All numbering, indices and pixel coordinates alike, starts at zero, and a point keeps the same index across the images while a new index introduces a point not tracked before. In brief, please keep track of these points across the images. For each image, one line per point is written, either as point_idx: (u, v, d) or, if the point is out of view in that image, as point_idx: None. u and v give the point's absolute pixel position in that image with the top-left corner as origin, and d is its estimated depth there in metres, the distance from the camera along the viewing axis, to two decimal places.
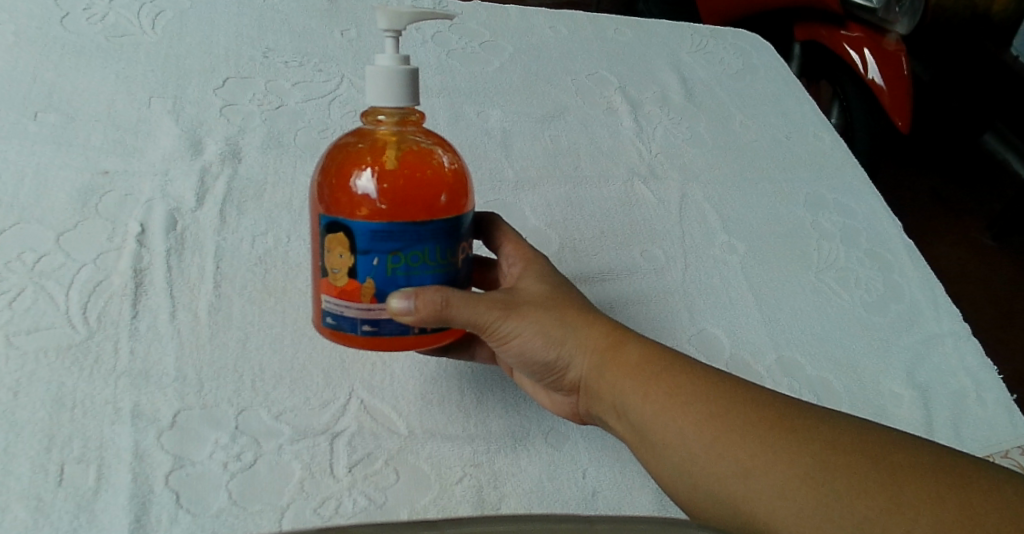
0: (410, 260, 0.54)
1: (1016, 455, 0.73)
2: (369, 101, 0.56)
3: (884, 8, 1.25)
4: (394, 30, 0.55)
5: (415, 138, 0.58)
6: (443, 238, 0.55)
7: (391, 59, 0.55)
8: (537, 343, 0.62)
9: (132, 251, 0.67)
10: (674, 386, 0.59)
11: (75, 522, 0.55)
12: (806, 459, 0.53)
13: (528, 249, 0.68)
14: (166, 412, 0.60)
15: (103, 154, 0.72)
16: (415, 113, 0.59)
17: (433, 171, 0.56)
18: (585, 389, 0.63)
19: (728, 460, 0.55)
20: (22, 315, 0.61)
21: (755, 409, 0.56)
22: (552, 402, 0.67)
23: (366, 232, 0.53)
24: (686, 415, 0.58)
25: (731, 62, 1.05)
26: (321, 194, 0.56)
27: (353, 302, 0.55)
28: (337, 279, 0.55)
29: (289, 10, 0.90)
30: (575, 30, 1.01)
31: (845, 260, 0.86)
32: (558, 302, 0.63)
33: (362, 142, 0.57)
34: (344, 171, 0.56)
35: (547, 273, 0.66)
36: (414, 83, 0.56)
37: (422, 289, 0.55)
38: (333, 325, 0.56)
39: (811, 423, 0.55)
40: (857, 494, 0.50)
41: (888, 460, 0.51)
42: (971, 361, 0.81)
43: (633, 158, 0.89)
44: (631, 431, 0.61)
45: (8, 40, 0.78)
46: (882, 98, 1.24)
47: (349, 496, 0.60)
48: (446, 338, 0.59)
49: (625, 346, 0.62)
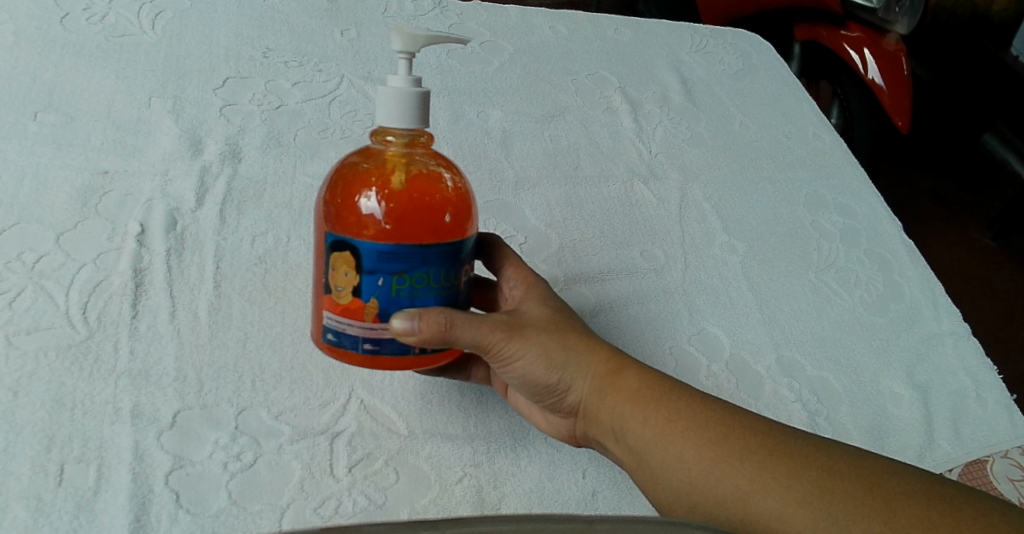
0: (415, 281, 0.54)
1: (1016, 454, 0.73)
2: (379, 122, 0.56)
3: (884, 8, 1.25)
4: (407, 52, 0.54)
5: (423, 160, 0.58)
6: (448, 261, 0.55)
7: (402, 80, 0.55)
8: (539, 366, 0.62)
9: (132, 251, 0.67)
10: (673, 411, 0.60)
11: (75, 522, 0.54)
12: (804, 485, 0.53)
13: (528, 272, 0.68)
14: (166, 412, 0.60)
15: (104, 155, 0.72)
16: (425, 135, 0.59)
17: (440, 195, 0.56)
18: (584, 412, 0.63)
19: (728, 483, 0.55)
20: (22, 315, 0.61)
21: (754, 436, 0.57)
22: (548, 426, 0.66)
23: (372, 252, 0.53)
24: (686, 440, 0.58)
25: (731, 62, 1.05)
26: (327, 212, 0.56)
27: (355, 321, 0.55)
28: (340, 296, 0.55)
29: (290, 11, 0.90)
30: (575, 30, 1.01)
31: (845, 260, 0.86)
32: (560, 326, 0.63)
33: (370, 162, 0.57)
34: (351, 191, 0.56)
35: (548, 297, 0.66)
36: (424, 106, 0.55)
37: (426, 310, 0.55)
38: (333, 342, 0.56)
39: (808, 449, 0.55)
40: (855, 518, 0.50)
41: (881, 486, 0.51)
42: (971, 361, 0.81)
43: (632, 158, 0.89)
44: (630, 455, 0.61)
45: (7, 40, 0.78)
46: (882, 98, 1.24)
47: (349, 496, 0.60)
48: (445, 358, 0.59)
49: (624, 372, 0.63)
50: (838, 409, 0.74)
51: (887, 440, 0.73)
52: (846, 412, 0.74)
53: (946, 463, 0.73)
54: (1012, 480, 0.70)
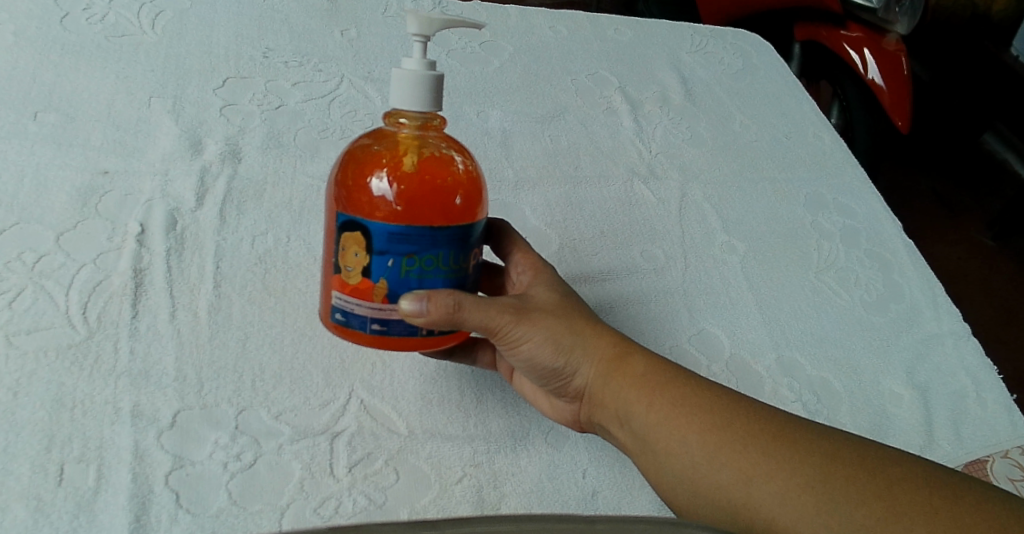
0: (424, 263, 0.54)
1: (1015, 454, 0.73)
2: (392, 104, 0.56)
3: (884, 7, 1.25)
4: (423, 35, 0.55)
5: (435, 144, 0.58)
6: (457, 244, 0.55)
7: (418, 63, 0.55)
8: (545, 350, 0.62)
9: (132, 251, 0.67)
10: (679, 397, 0.60)
11: (75, 522, 0.54)
12: (807, 471, 0.53)
13: (537, 258, 0.68)
14: (166, 412, 0.60)
15: (104, 155, 0.72)
16: (437, 119, 0.59)
17: (451, 177, 0.56)
18: (589, 397, 0.63)
19: (731, 469, 0.55)
20: (22, 315, 0.61)
21: (759, 422, 0.57)
22: (553, 410, 0.67)
23: (383, 233, 0.53)
24: (691, 425, 0.58)
25: (731, 62, 1.05)
26: (338, 193, 0.56)
27: (364, 301, 0.55)
28: (349, 276, 0.55)
29: (290, 11, 0.90)
30: (575, 30, 1.01)
31: (845, 260, 0.86)
32: (567, 311, 0.63)
33: (382, 144, 0.57)
34: (363, 172, 0.56)
35: (556, 282, 0.66)
36: (438, 89, 0.56)
37: (434, 292, 0.55)
38: (342, 322, 0.56)
39: (811, 436, 0.55)
40: (858, 504, 0.50)
41: (883, 472, 0.51)
42: (971, 361, 0.81)
43: (632, 158, 0.89)
44: (632, 440, 0.61)
45: (7, 40, 0.78)
46: (882, 98, 1.24)
47: (349, 496, 0.60)
48: (451, 341, 0.59)
49: (630, 358, 0.63)
50: (838, 409, 0.74)
51: (887, 440, 0.73)
52: (846, 412, 0.74)
53: (946, 463, 0.73)
54: (1012, 479, 0.71)
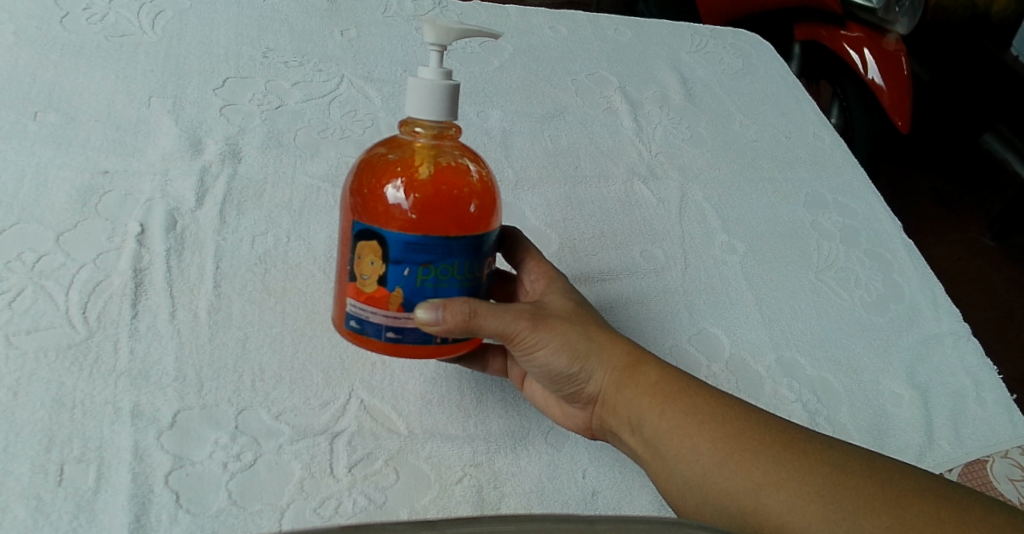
0: (439, 272, 0.54)
1: (1016, 455, 0.72)
2: (409, 113, 0.56)
3: (884, 7, 1.25)
4: (440, 45, 0.55)
5: (451, 153, 0.58)
6: (472, 253, 0.55)
7: (434, 73, 0.55)
8: (560, 356, 0.62)
9: (132, 251, 0.67)
10: (690, 405, 0.60)
11: (75, 522, 0.54)
12: (817, 479, 0.53)
13: (549, 266, 0.68)
14: (166, 412, 0.60)
15: (104, 155, 0.72)
16: (453, 128, 0.58)
17: (466, 187, 0.56)
18: (602, 404, 0.63)
19: (740, 476, 0.56)
20: (22, 315, 0.61)
21: (770, 432, 0.57)
22: (563, 417, 0.67)
23: (399, 242, 0.53)
24: (703, 432, 0.58)
25: (731, 61, 1.05)
26: (353, 202, 0.56)
27: (378, 309, 0.55)
28: (365, 285, 0.55)
29: (291, 11, 0.90)
30: (575, 30, 1.01)
31: (845, 260, 0.86)
32: (582, 318, 0.64)
33: (398, 153, 0.57)
34: (378, 181, 0.56)
35: (569, 290, 0.66)
36: (454, 99, 0.55)
37: (449, 300, 0.55)
38: (356, 329, 0.56)
39: (821, 447, 0.55)
40: (864, 511, 0.50)
41: (890, 483, 0.51)
42: (971, 361, 0.81)
43: (632, 158, 0.89)
44: (644, 446, 0.61)
45: (7, 39, 0.78)
46: (882, 98, 1.24)
47: (349, 496, 0.60)
48: (464, 348, 0.59)
49: (643, 366, 0.63)
50: (838, 409, 0.74)
51: (886, 440, 0.73)
52: (846, 411, 0.74)
53: (946, 463, 0.73)
54: (1012, 480, 0.70)
